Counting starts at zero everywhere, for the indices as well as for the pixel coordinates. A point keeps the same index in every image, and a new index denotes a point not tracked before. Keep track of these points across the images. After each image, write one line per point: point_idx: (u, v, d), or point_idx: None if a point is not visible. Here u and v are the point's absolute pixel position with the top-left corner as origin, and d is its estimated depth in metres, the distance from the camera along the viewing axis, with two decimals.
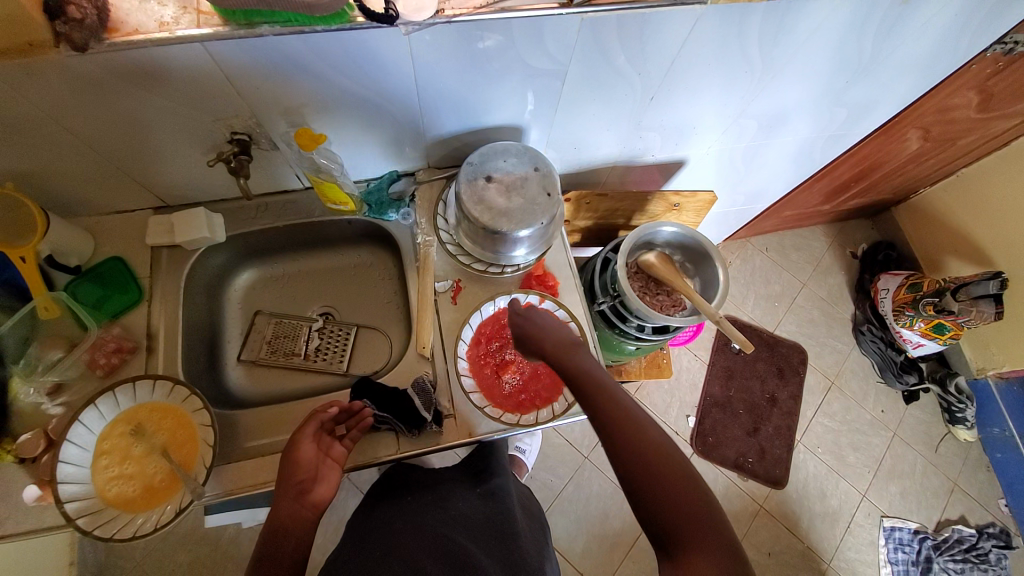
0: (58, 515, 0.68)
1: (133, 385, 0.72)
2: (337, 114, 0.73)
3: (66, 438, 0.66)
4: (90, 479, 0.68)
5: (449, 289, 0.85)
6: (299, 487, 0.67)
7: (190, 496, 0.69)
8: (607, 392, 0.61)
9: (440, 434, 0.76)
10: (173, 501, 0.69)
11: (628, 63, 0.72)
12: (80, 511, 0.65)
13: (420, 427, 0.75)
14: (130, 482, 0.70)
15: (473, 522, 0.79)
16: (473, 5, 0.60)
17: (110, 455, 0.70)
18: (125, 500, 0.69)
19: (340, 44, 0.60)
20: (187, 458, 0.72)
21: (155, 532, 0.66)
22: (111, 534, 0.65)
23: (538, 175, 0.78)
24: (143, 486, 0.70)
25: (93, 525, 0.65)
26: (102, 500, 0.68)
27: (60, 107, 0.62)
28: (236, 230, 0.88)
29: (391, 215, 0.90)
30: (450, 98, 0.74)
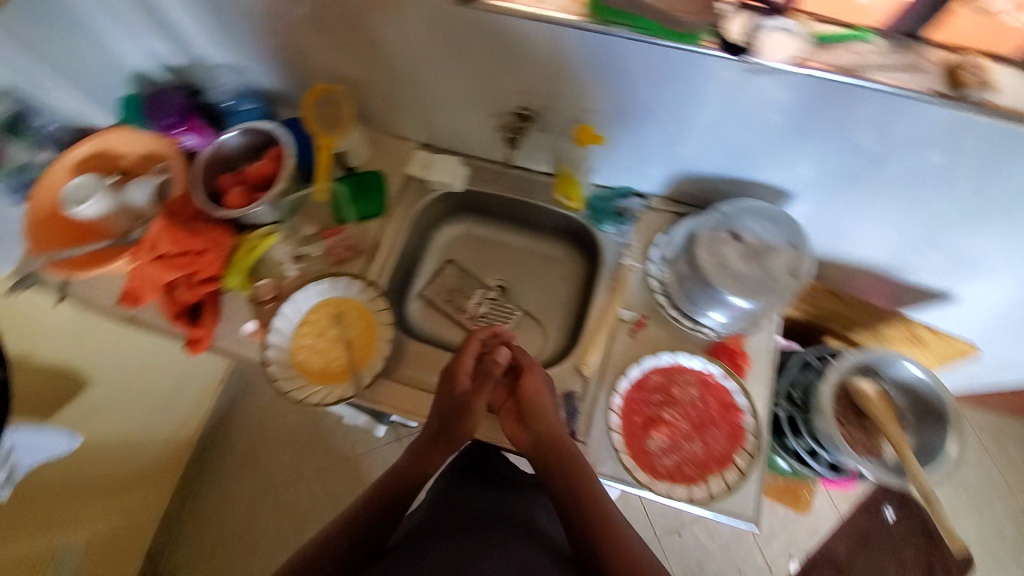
0: (256, 353, 0.82)
1: (350, 280, 0.84)
2: (621, 125, 0.75)
3: (291, 296, 0.82)
4: (292, 339, 0.81)
5: (632, 321, 0.80)
6: (455, 411, 0.75)
7: (352, 390, 0.79)
8: (607, 520, 0.66)
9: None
10: (340, 388, 0.79)
11: (957, 175, 0.64)
12: (277, 359, 0.79)
13: None
14: (315, 355, 0.80)
15: (565, 534, 0.73)
16: (832, 65, 0.58)
17: (309, 326, 0.82)
18: (306, 368, 0.80)
19: (675, 60, 0.62)
20: (359, 360, 0.81)
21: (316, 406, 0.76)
22: (287, 389, 0.77)
23: (791, 253, 0.72)
24: (319, 364, 0.80)
25: (279, 374, 0.78)
26: (290, 359, 0.80)
27: (417, 40, 0.72)
28: (471, 185, 0.95)
29: (605, 227, 0.88)
30: (738, 142, 0.72)
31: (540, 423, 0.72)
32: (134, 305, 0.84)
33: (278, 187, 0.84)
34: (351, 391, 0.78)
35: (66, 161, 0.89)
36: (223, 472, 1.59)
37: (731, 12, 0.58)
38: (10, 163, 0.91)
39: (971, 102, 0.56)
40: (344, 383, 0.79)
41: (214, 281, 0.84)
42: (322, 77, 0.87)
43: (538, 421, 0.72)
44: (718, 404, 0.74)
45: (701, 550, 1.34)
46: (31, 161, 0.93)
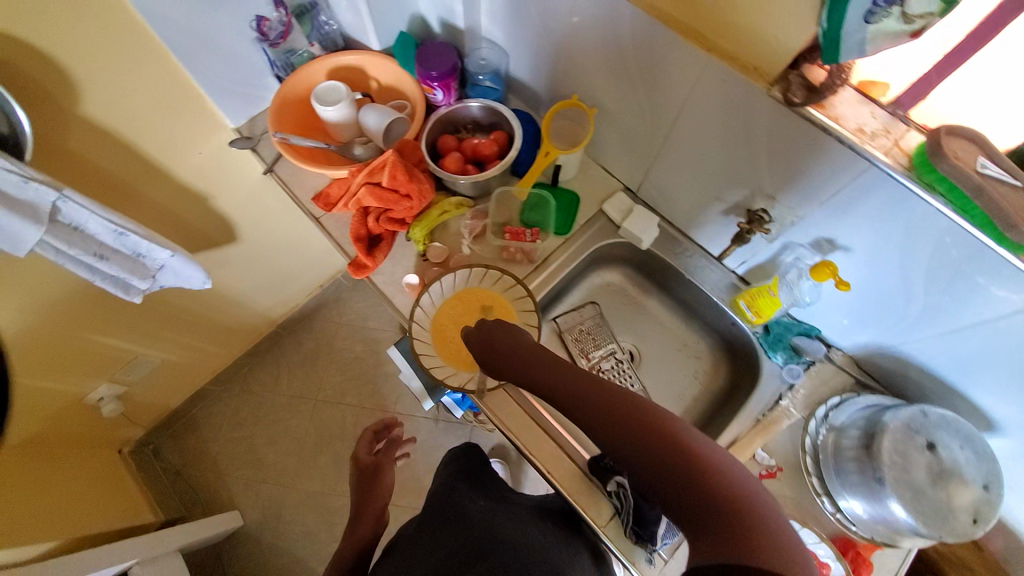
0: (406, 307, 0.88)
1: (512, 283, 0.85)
2: (859, 275, 0.71)
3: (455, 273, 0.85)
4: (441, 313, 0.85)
5: (765, 466, 0.76)
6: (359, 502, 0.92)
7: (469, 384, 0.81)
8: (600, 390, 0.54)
9: (647, 563, 0.71)
10: (461, 377, 0.82)
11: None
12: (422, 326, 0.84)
13: (639, 539, 0.71)
14: (454, 338, 0.84)
15: (541, 545, 0.76)
16: None
17: (458, 308, 0.85)
18: (442, 345, 0.83)
19: (975, 252, 0.56)
20: None
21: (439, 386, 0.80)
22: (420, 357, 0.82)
23: (982, 497, 0.63)
24: (453, 343, 0.83)
25: (418, 335, 0.83)
26: (431, 325, 0.84)
27: (696, 109, 0.70)
28: (656, 249, 0.94)
29: (775, 356, 0.82)
30: (979, 354, 0.64)
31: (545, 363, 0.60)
32: (325, 209, 0.91)
33: (492, 172, 0.86)
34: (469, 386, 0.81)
35: (328, 63, 0.95)
36: (285, 362, 1.69)
37: None
38: (286, 45, 0.98)
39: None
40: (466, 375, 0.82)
41: (401, 224, 0.90)
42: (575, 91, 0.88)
43: (501, 342, 0.66)
44: None
45: None
46: (301, 48, 1.02)
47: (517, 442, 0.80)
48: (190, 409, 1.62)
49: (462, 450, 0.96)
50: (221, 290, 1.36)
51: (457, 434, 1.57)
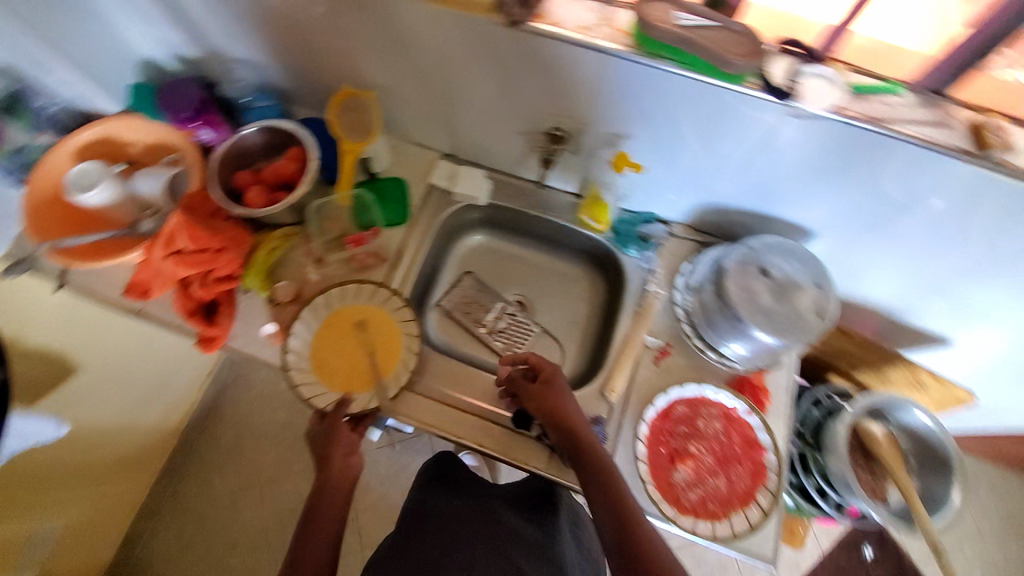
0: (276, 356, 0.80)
1: (373, 288, 0.82)
2: (653, 158, 0.76)
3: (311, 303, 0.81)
4: (317, 346, 0.79)
5: (657, 348, 0.81)
6: (345, 450, 0.71)
7: (374, 402, 0.76)
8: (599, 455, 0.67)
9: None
10: (362, 400, 0.77)
11: (976, 226, 0.66)
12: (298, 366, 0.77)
13: None
14: (338, 365, 0.78)
15: (527, 541, 0.76)
16: (874, 115, 0.58)
17: (331, 333, 0.80)
18: (327, 378, 0.77)
19: (716, 98, 0.61)
20: (385, 366, 0.79)
21: (342, 411, 0.73)
22: (306, 397, 0.75)
23: (818, 293, 0.72)
24: (342, 369, 0.78)
25: (300, 381, 0.76)
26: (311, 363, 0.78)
27: (454, 56, 0.71)
28: (498, 200, 0.94)
29: (629, 250, 0.88)
30: (766, 178, 0.72)
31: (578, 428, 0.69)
32: (142, 298, 0.80)
33: (301, 188, 0.81)
34: (374, 405, 0.76)
35: (70, 147, 0.84)
36: (207, 464, 1.53)
37: (775, 55, 0.59)
38: (6, 145, 0.84)
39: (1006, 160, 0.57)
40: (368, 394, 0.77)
41: (230, 279, 0.82)
42: (349, 80, 0.85)
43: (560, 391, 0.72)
44: (742, 439, 0.74)
45: None
46: (28, 145, 0.87)
47: (440, 433, 0.78)
48: (124, 560, 1.44)
49: (436, 458, 0.96)
50: (85, 429, 1.18)
51: (414, 451, 1.52)
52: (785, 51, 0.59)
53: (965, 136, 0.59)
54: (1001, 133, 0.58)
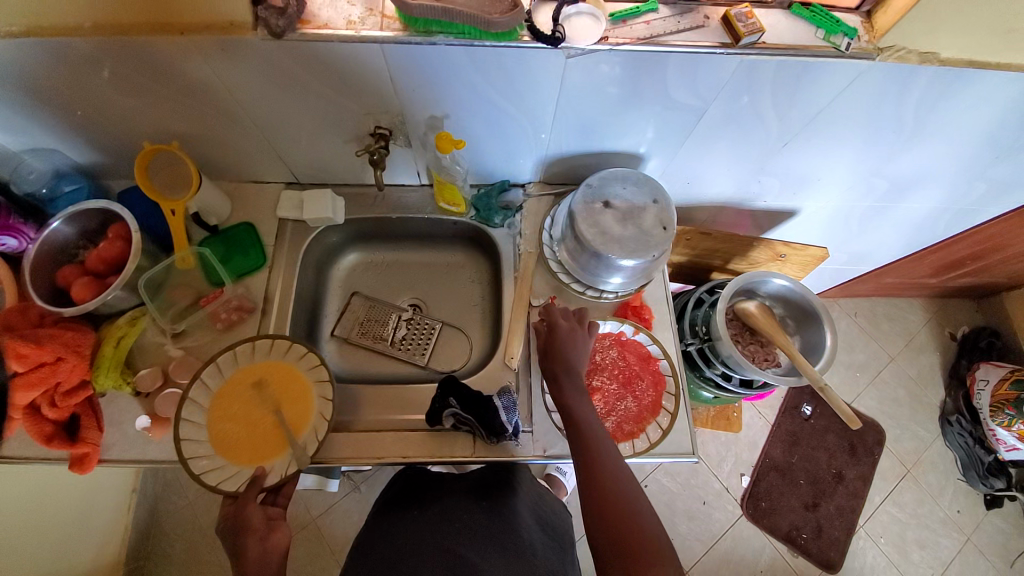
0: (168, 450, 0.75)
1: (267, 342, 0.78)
2: (477, 127, 0.76)
3: (198, 378, 0.75)
4: (216, 424, 0.74)
5: (544, 305, 0.85)
6: (266, 525, 0.65)
7: (294, 465, 0.72)
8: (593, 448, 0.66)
9: (518, 447, 0.76)
10: (279, 466, 0.72)
11: (769, 105, 0.71)
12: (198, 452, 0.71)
13: (500, 436, 0.75)
14: (244, 437, 0.73)
15: (488, 537, 0.78)
16: (638, 36, 0.61)
17: (229, 406, 0.75)
18: (234, 454, 0.72)
19: (500, 60, 0.63)
20: (296, 418, 0.75)
21: (254, 488, 0.68)
22: (209, 483, 0.69)
23: (657, 208, 0.78)
24: (248, 438, 0.73)
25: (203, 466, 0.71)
26: (210, 441, 0.72)
27: (244, 83, 0.69)
28: (355, 214, 0.91)
29: (496, 222, 0.90)
30: (582, 121, 0.74)
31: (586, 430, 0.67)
32: None
33: (131, 263, 0.75)
34: (294, 467, 0.72)
35: None
36: None
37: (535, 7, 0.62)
38: None
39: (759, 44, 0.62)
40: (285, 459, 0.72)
41: (83, 387, 0.74)
42: (151, 139, 0.80)
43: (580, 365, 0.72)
44: (637, 357, 0.81)
45: (667, 493, 1.55)
46: None
47: (362, 461, 0.76)
48: None
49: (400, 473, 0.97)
50: None
51: (382, 480, 1.47)
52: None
53: (722, 31, 0.63)
54: (750, 18, 0.61)
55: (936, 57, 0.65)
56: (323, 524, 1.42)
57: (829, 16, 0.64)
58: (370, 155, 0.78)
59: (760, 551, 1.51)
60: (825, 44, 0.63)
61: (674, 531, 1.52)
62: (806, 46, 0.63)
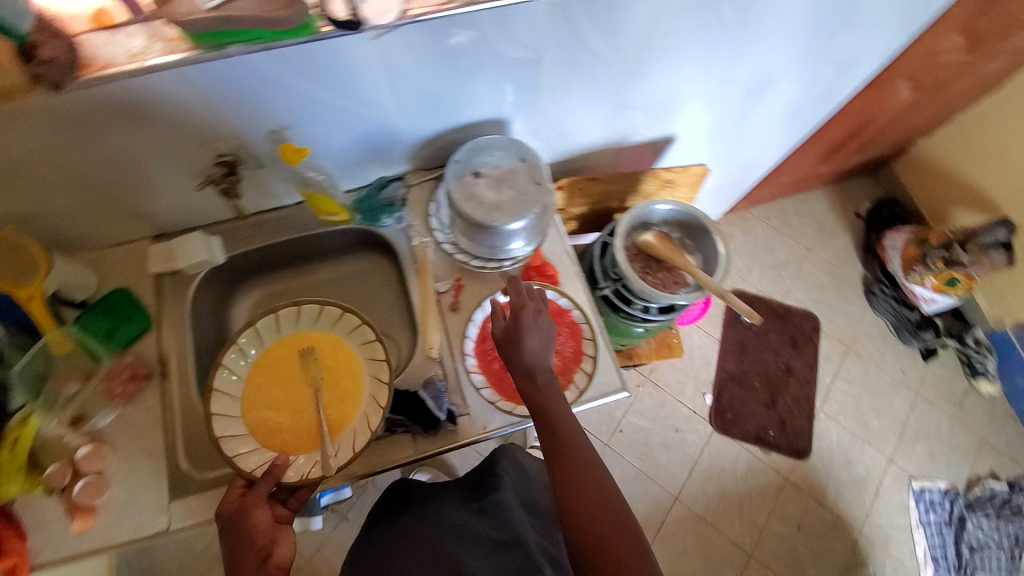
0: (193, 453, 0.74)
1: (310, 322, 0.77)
2: (322, 129, 0.74)
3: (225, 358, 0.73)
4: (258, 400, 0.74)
5: (449, 289, 0.84)
6: (266, 536, 0.62)
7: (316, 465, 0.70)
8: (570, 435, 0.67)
9: (459, 431, 0.76)
10: (304, 464, 0.71)
11: (596, 38, 0.73)
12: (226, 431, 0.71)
13: (435, 426, 0.75)
14: (273, 425, 0.73)
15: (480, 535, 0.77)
16: (438, 2, 0.61)
17: (268, 393, 0.74)
18: (264, 435, 0.72)
19: (311, 56, 0.61)
20: (336, 417, 0.73)
21: (269, 482, 0.65)
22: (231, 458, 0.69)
23: (526, 166, 0.78)
24: (283, 416, 0.73)
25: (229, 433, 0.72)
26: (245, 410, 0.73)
27: (51, 146, 0.64)
28: (234, 251, 0.87)
29: (384, 221, 0.88)
30: (427, 99, 0.74)
31: (559, 432, 0.66)
32: None
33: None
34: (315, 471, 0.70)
35: None
36: None
37: None
38: None
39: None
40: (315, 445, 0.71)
41: None
42: None
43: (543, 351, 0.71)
44: (550, 313, 0.81)
45: (641, 431, 1.61)
46: None
47: None
48: None
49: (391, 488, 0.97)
50: None
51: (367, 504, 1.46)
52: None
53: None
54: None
55: None
56: (317, 563, 1.39)
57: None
58: (213, 185, 0.79)
59: (736, 459, 1.59)
60: None
61: (655, 464, 1.58)
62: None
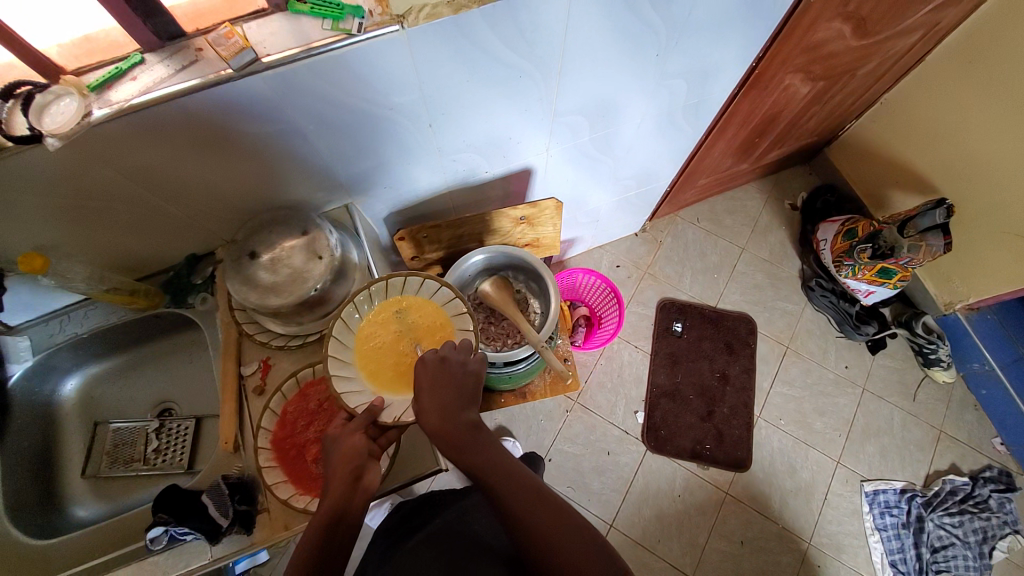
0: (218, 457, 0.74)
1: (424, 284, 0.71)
2: (84, 228, 0.73)
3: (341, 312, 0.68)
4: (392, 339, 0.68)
5: (255, 371, 0.77)
6: (356, 467, 0.62)
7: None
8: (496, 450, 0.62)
9: (252, 533, 0.70)
10: (400, 407, 0.65)
11: (349, 95, 0.68)
12: (379, 370, 0.67)
13: (220, 534, 0.68)
14: (386, 363, 0.67)
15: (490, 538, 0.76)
16: (124, 99, 0.57)
17: (406, 326, 0.69)
18: (374, 377, 0.66)
19: (8, 169, 0.59)
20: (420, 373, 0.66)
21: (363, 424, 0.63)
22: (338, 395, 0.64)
23: (305, 240, 0.74)
24: (379, 368, 0.66)
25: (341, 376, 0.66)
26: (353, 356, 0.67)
27: None
28: (41, 351, 0.83)
29: (191, 301, 0.85)
30: (187, 181, 0.72)
31: (513, 492, 0.60)
32: None
33: None
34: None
35: None
36: None
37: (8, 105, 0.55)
38: None
39: (259, 61, 0.59)
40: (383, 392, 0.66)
41: None
42: None
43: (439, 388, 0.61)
44: None
45: (572, 458, 1.53)
46: None
47: None
48: None
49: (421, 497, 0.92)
50: None
51: None
52: (4, 99, 0.54)
53: (217, 58, 0.59)
54: (229, 38, 0.58)
55: None
56: None
57: (328, 3, 0.60)
58: None
59: (673, 477, 1.52)
60: (335, 33, 0.60)
61: (587, 491, 1.50)
62: (313, 42, 0.59)
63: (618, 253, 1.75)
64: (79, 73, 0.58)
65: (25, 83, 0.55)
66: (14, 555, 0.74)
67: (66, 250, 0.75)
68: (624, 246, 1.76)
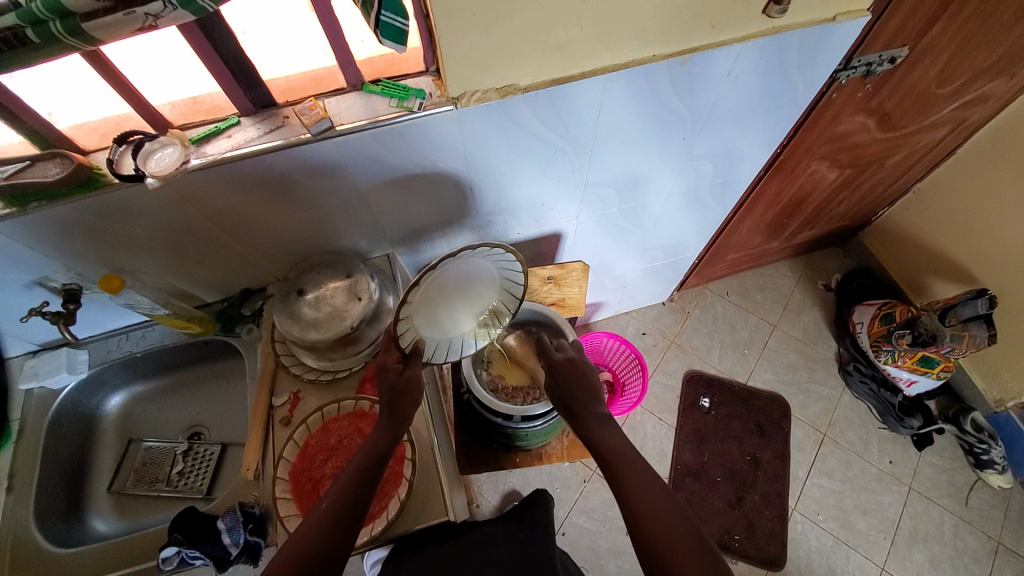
0: (237, 486, 0.77)
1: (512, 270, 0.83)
2: (158, 258, 0.82)
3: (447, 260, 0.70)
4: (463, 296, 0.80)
5: (286, 403, 0.80)
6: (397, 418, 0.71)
7: (455, 354, 0.86)
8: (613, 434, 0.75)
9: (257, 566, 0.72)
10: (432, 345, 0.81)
11: (404, 158, 0.77)
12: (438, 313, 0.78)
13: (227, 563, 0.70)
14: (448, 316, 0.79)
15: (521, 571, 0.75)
16: (218, 152, 0.67)
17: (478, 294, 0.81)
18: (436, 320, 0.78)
19: (107, 203, 0.69)
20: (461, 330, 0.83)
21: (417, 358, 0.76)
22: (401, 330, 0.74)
23: (348, 282, 0.81)
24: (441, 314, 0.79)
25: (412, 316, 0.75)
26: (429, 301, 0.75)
27: None
28: (97, 366, 0.90)
29: (238, 331, 0.92)
30: (253, 223, 0.81)
31: (630, 483, 0.68)
32: None
33: None
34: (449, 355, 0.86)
35: None
36: None
37: (122, 152, 0.66)
38: None
39: (333, 128, 0.68)
40: (430, 332, 0.79)
41: None
42: None
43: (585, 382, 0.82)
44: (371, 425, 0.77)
45: (588, 535, 1.43)
46: None
47: None
48: None
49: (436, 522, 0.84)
50: None
51: None
52: (119, 144, 0.66)
53: (299, 125, 0.69)
54: (312, 110, 0.69)
55: (519, 86, 0.72)
56: None
57: (397, 87, 0.70)
58: (40, 314, 0.80)
59: None
60: (398, 110, 0.69)
61: (602, 574, 1.38)
62: (380, 116, 0.69)
63: (645, 321, 1.76)
64: (184, 129, 0.69)
65: (137, 132, 0.66)
66: (31, 563, 0.76)
67: (139, 275, 0.85)
68: (651, 314, 1.77)
